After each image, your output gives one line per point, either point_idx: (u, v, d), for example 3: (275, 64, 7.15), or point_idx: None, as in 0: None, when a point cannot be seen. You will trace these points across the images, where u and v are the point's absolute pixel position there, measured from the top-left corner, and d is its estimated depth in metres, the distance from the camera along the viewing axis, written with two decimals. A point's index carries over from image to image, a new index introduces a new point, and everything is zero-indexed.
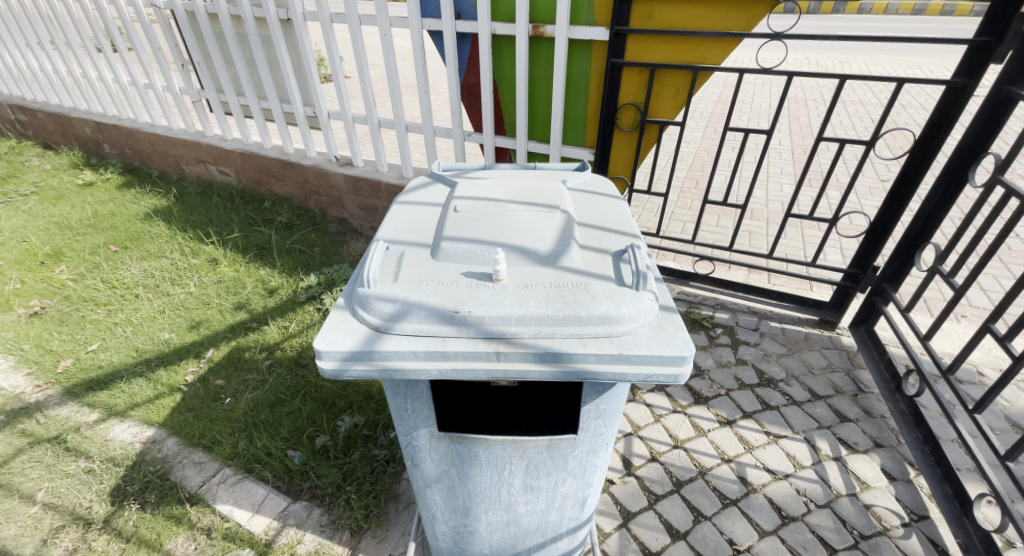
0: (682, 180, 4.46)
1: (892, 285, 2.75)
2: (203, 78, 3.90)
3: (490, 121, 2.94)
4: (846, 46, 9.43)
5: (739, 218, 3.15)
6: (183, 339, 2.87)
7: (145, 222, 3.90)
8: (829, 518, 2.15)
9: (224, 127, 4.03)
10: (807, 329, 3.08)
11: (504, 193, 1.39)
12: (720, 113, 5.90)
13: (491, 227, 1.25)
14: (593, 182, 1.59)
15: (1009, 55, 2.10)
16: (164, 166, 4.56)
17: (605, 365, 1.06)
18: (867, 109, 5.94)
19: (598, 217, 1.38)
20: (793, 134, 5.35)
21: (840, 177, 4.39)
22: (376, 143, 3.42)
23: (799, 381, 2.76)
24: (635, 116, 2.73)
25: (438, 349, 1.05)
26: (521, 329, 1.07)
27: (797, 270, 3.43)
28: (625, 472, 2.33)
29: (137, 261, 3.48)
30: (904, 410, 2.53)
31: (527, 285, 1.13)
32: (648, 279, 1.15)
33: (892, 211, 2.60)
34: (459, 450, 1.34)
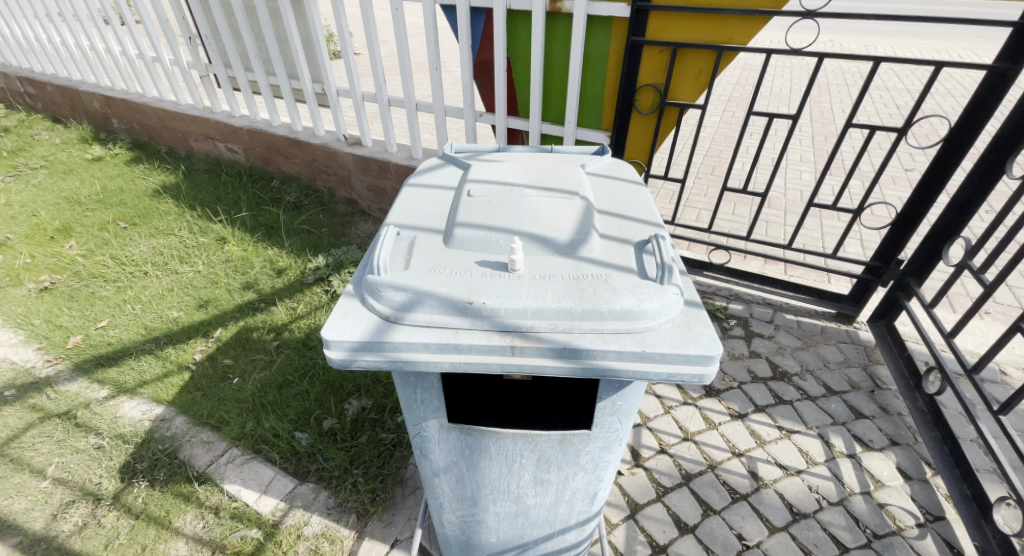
0: (699, 166, 4.35)
1: (916, 279, 2.66)
2: (210, 52, 3.82)
3: (503, 101, 2.85)
4: (873, 28, 9.09)
5: (758, 206, 3.05)
6: (191, 318, 2.86)
7: (153, 198, 3.88)
8: (841, 516, 2.12)
9: (232, 103, 3.97)
10: (824, 322, 3.01)
11: (520, 177, 1.33)
12: (739, 97, 5.73)
13: (506, 214, 1.20)
14: (613, 167, 1.52)
15: None
16: (172, 142, 4.52)
17: (626, 363, 1.01)
18: (893, 95, 5.74)
19: (620, 205, 1.31)
20: (814, 120, 5.18)
21: (864, 166, 4.25)
22: (385, 123, 3.34)
23: (814, 375, 2.71)
24: (654, 99, 2.63)
25: (451, 341, 1.01)
26: (538, 322, 1.02)
27: (815, 261, 3.35)
28: (634, 463, 2.30)
29: (146, 238, 3.47)
30: (923, 408, 2.47)
31: (545, 276, 1.08)
32: (673, 273, 1.09)
33: (921, 203, 2.50)
34: (469, 441, 1.30)
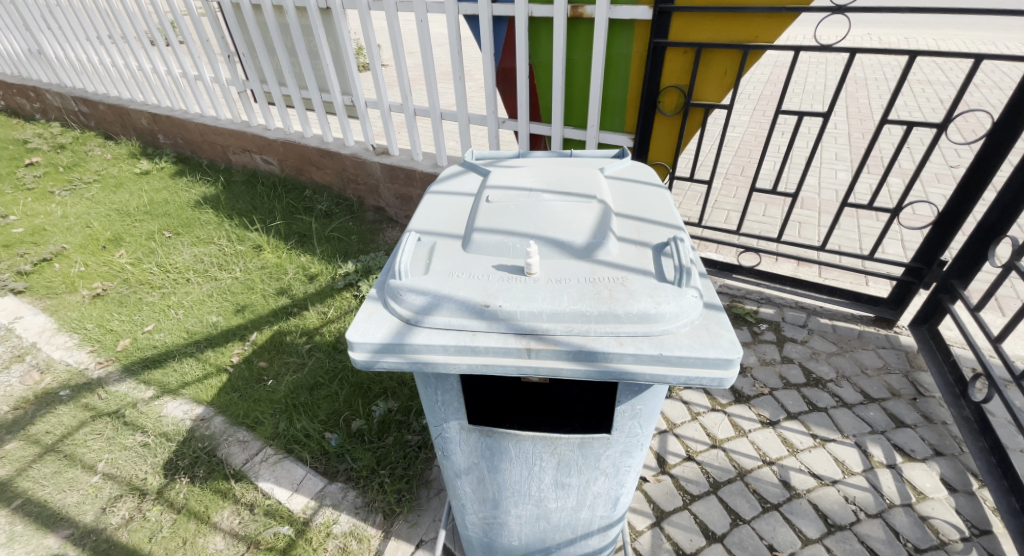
0: (727, 167, 4.26)
1: (960, 281, 2.54)
2: (248, 69, 4.00)
3: (526, 106, 2.87)
4: (911, 21, 8.74)
5: (789, 207, 2.95)
6: (229, 322, 2.99)
7: (195, 209, 4.07)
8: (879, 529, 2.03)
9: (267, 117, 4.14)
10: (861, 327, 2.90)
11: (538, 182, 1.35)
12: (770, 96, 5.59)
13: (524, 218, 1.21)
14: (633, 170, 1.51)
15: None
16: (213, 155, 4.74)
17: (643, 366, 1.01)
18: (935, 89, 5.49)
19: (638, 208, 1.31)
20: (850, 117, 5.01)
21: (904, 163, 4.08)
22: (412, 131, 3.42)
23: (850, 382, 2.61)
24: (678, 100, 2.61)
25: (469, 344, 1.03)
26: (554, 325, 1.03)
27: (851, 263, 3.23)
28: (659, 470, 2.27)
29: (188, 247, 3.65)
30: (969, 417, 2.36)
31: (562, 279, 1.09)
32: (691, 275, 1.09)
33: (964, 201, 2.40)
34: (489, 443, 1.32)
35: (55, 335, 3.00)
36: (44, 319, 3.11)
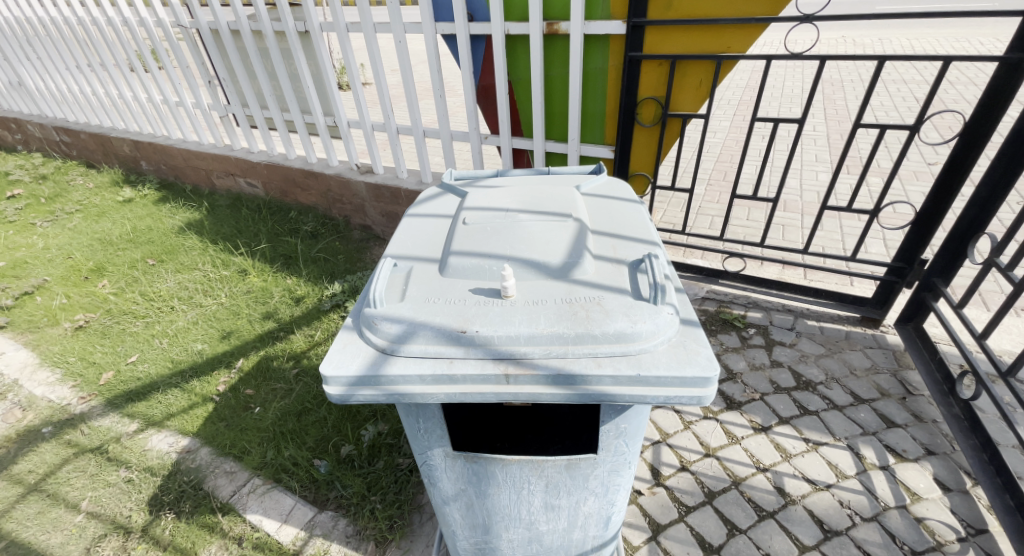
0: (710, 173, 4.31)
1: (942, 279, 2.56)
2: (229, 93, 3.98)
3: (507, 122, 2.88)
4: (882, 23, 8.98)
5: (771, 211, 2.96)
6: (215, 349, 2.94)
7: (179, 235, 4.03)
8: (876, 533, 2.02)
9: (250, 140, 4.13)
10: (848, 327, 2.92)
11: (514, 202, 1.35)
12: (748, 101, 5.69)
13: (499, 240, 1.21)
14: (609, 185, 1.52)
15: None
16: (196, 180, 4.72)
17: (622, 387, 1.00)
18: (909, 88, 5.61)
19: (614, 224, 1.31)
20: (827, 119, 5.09)
21: (881, 163, 4.15)
22: (395, 150, 3.41)
23: (840, 383, 2.62)
24: (655, 111, 2.63)
25: (445, 372, 1.01)
26: (531, 349, 1.02)
27: (835, 265, 3.25)
28: (654, 482, 2.25)
29: (172, 274, 3.60)
30: (960, 414, 2.37)
31: (538, 301, 1.08)
32: (666, 292, 1.08)
33: (940, 200, 2.43)
34: (476, 469, 1.30)
35: (36, 371, 2.94)
36: (25, 354, 3.05)
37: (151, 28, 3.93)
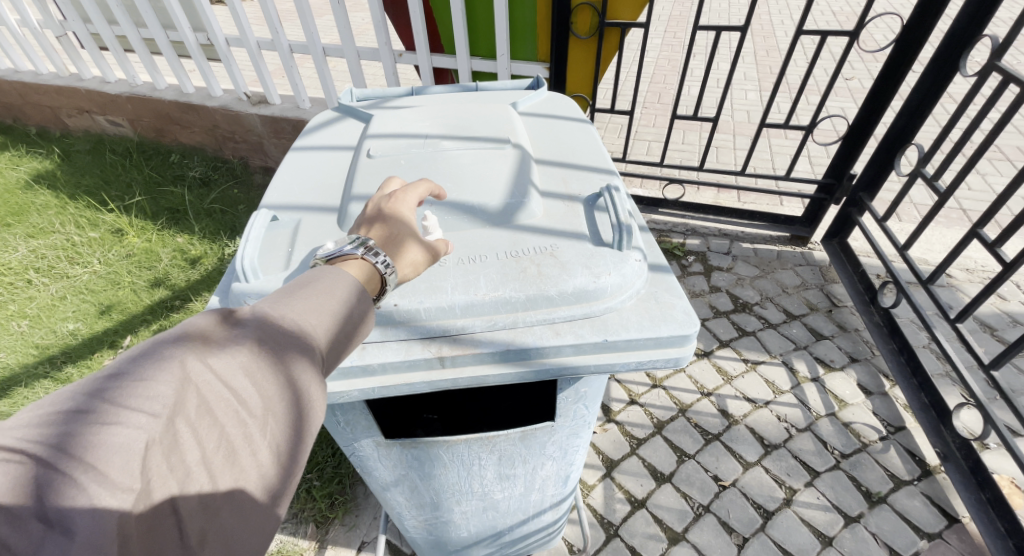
0: (644, 94, 4.11)
1: (868, 193, 2.57)
2: (61, 5, 3.12)
3: (423, 36, 2.46)
4: None
5: (711, 132, 2.81)
6: (92, 328, 2.47)
7: (27, 191, 3.28)
8: (810, 442, 2.12)
9: (104, 67, 3.33)
10: (779, 247, 2.96)
11: (435, 127, 1.06)
12: (678, 17, 5.45)
13: (417, 178, 0.93)
14: (550, 103, 1.25)
15: None
16: (43, 121, 3.85)
17: (586, 357, 0.81)
18: (828, 3, 5.63)
19: (562, 151, 1.07)
20: (754, 35, 4.99)
21: (807, 79, 4.14)
22: (291, 74, 2.86)
23: (773, 302, 2.67)
24: (592, 20, 2.31)
25: (357, 362, 0.77)
26: (470, 321, 0.80)
27: (767, 185, 3.25)
28: (605, 419, 2.21)
29: (23, 240, 2.95)
30: (879, 321, 2.46)
31: (475, 258, 0.84)
32: (632, 234, 0.88)
33: (871, 114, 2.33)
34: (415, 454, 1.10)
35: None
36: None
37: None
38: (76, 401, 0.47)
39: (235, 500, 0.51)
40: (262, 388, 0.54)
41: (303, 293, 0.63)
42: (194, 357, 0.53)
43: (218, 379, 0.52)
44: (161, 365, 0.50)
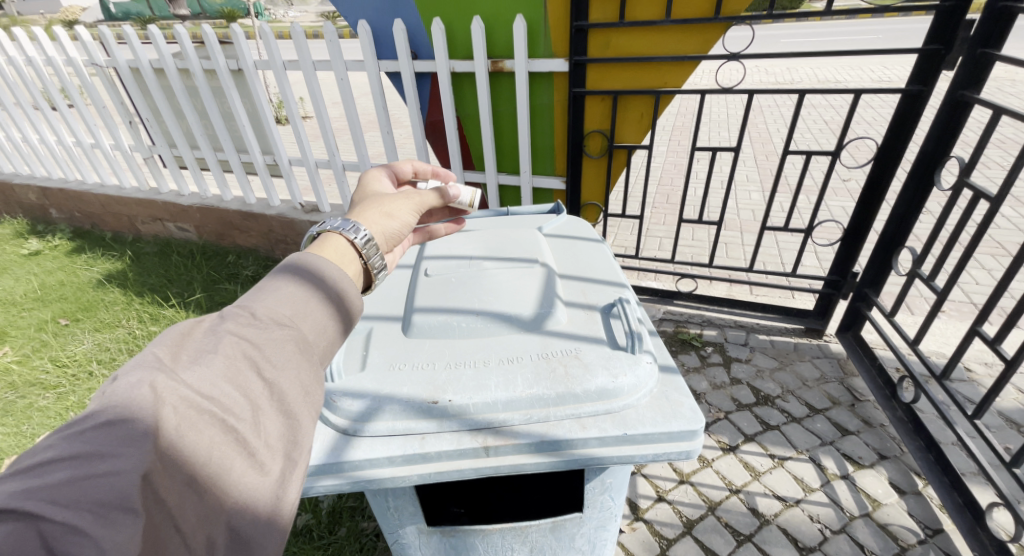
0: (654, 196, 4.46)
1: (873, 289, 2.70)
2: (153, 134, 3.68)
3: (457, 156, 2.82)
4: (790, 52, 9.85)
5: (717, 233, 3.03)
6: None
7: (98, 289, 3.64)
8: (846, 545, 2.06)
9: (180, 183, 3.84)
10: (795, 339, 3.04)
11: (477, 248, 1.28)
12: (682, 128, 6.01)
13: (464, 292, 1.13)
14: (570, 224, 1.48)
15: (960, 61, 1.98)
16: (119, 227, 4.35)
17: (609, 448, 0.93)
18: (820, 114, 6.18)
19: (581, 266, 1.27)
20: (753, 142, 5.45)
21: (806, 181, 4.47)
22: (341, 187, 3.26)
23: (795, 396, 2.70)
24: (602, 143, 2.67)
25: (417, 450, 0.91)
26: (511, 415, 0.94)
27: (778, 280, 3.41)
28: (633, 517, 2.20)
29: (90, 334, 3.23)
30: (903, 417, 2.48)
31: (513, 360, 1.00)
32: (643, 340, 1.04)
33: (864, 218, 2.52)
34: (453, 542, 1.19)
35: None
36: None
37: (60, 64, 3.60)
38: (53, 448, 0.55)
39: (275, 437, 0.69)
40: (252, 353, 0.70)
41: (254, 303, 0.76)
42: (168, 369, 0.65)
43: (209, 367, 0.67)
44: (137, 383, 0.61)
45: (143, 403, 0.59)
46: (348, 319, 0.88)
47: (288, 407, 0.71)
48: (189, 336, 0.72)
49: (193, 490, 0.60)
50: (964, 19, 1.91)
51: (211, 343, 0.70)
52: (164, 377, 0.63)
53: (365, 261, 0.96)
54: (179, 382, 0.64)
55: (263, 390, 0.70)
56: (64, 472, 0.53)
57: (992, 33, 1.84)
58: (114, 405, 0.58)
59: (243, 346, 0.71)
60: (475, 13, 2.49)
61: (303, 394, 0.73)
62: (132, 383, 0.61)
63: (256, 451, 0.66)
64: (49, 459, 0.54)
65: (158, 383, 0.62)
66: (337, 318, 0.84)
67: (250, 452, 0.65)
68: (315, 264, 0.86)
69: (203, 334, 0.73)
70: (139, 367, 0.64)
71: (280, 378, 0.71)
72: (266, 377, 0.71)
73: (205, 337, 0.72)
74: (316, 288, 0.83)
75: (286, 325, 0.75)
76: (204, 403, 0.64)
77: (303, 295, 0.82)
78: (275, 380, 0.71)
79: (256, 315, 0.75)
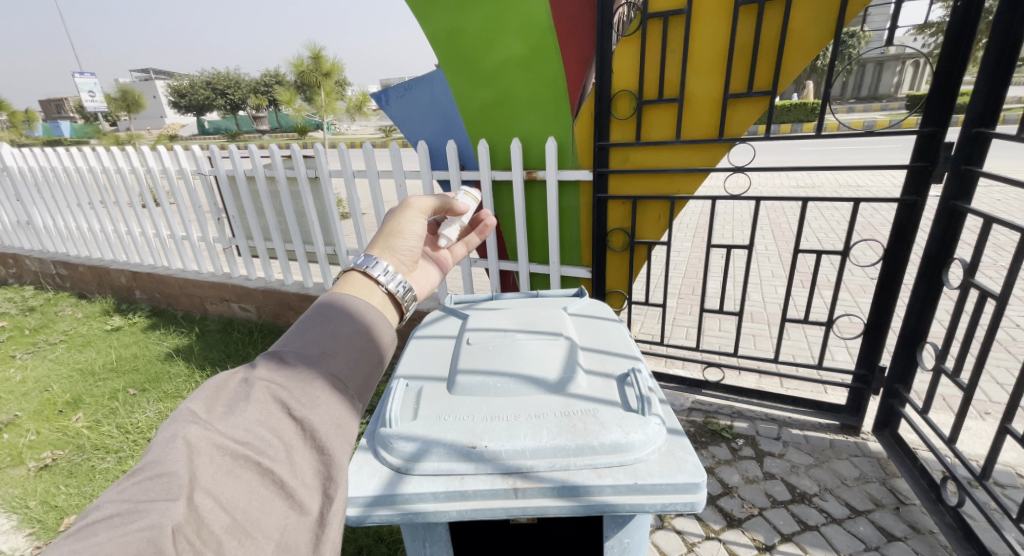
0: (679, 288, 4.65)
1: (903, 385, 2.72)
2: (235, 228, 4.26)
3: (495, 248, 3.17)
4: (808, 155, 10.39)
5: (739, 324, 3.17)
6: None
7: (165, 362, 4.01)
8: None
9: (250, 269, 4.34)
10: (830, 435, 2.98)
11: (511, 323, 1.50)
12: (704, 226, 6.34)
13: (500, 358, 1.33)
14: (591, 307, 1.70)
15: (947, 175, 2.23)
16: (189, 307, 4.84)
17: (622, 497, 1.06)
18: (840, 214, 6.43)
19: (600, 342, 1.46)
20: (776, 239, 5.68)
21: (830, 277, 4.60)
22: None
23: (834, 495, 2.59)
24: (624, 239, 2.95)
25: (458, 488, 1.07)
26: (537, 462, 1.09)
27: (808, 373, 3.43)
28: None
29: (154, 403, 3.52)
30: (952, 523, 2.35)
31: (540, 415, 1.17)
32: (652, 403, 1.20)
33: (882, 313, 2.65)
34: None
35: None
36: None
37: (170, 172, 4.31)
38: (103, 507, 0.65)
39: (305, 472, 0.77)
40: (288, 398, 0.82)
41: (291, 344, 0.90)
42: (204, 421, 0.76)
43: (241, 415, 0.77)
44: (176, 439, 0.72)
45: (178, 458, 0.70)
46: (379, 349, 0.97)
47: (320, 442, 0.80)
48: (224, 388, 0.83)
49: (233, 535, 0.68)
50: (944, 141, 2.20)
51: (243, 393, 0.82)
52: (198, 428, 0.74)
53: (384, 287, 1.09)
54: (211, 432, 0.74)
55: (296, 429, 0.80)
56: (106, 530, 0.62)
57: (973, 153, 2.11)
58: (155, 463, 0.69)
59: (273, 390, 0.83)
60: (514, 135, 2.96)
61: (334, 428, 0.82)
62: (169, 439, 0.72)
63: (292, 489, 0.74)
64: (97, 516, 0.64)
65: (192, 436, 0.73)
66: (369, 352, 0.95)
67: (288, 491, 0.74)
68: (342, 303, 0.99)
69: (237, 385, 0.84)
70: (177, 423, 0.75)
71: (310, 414, 0.82)
72: (297, 416, 0.81)
73: (239, 390, 0.82)
74: (343, 327, 0.94)
75: (314, 365, 0.87)
76: (236, 448, 0.74)
77: (330, 333, 0.93)
78: (305, 417, 0.81)
79: (286, 360, 0.87)
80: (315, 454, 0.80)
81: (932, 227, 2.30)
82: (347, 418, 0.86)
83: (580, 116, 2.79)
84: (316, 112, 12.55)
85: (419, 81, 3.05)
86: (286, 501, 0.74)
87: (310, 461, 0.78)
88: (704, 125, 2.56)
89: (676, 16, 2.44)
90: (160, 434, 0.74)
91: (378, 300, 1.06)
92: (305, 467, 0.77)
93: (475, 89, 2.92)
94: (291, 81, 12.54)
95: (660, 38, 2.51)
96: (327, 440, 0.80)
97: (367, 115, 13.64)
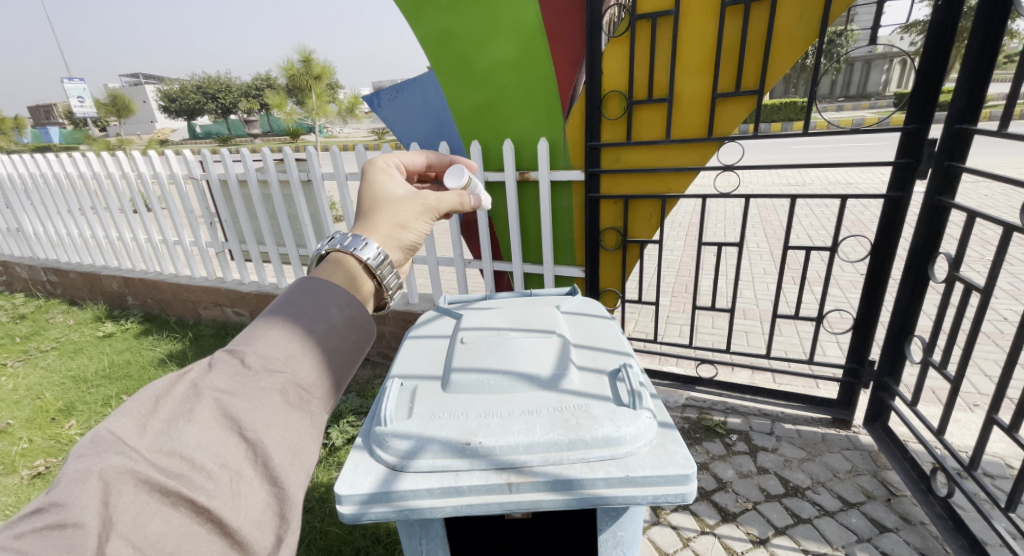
0: (672, 286, 4.70)
1: (892, 378, 2.76)
2: (228, 232, 4.25)
3: (488, 249, 3.19)
4: (798, 153, 10.51)
5: (732, 320, 3.18)
6: None
7: (158, 368, 3.98)
8: None
9: (243, 272, 4.33)
10: (822, 430, 3.01)
11: (505, 322, 1.52)
12: (696, 224, 6.40)
13: (493, 355, 1.35)
14: (584, 304, 1.71)
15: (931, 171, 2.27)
16: (182, 312, 4.81)
17: (615, 489, 1.09)
18: (830, 212, 6.51)
19: (593, 339, 1.48)
20: (767, 236, 5.75)
21: (821, 274, 4.66)
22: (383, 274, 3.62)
23: (826, 488, 2.62)
24: (616, 238, 2.98)
25: (453, 484, 1.08)
26: (530, 457, 1.11)
27: (800, 368, 3.47)
28: None
29: None
30: (942, 514, 2.39)
31: (533, 411, 1.19)
32: (643, 398, 1.22)
33: (871, 307, 2.69)
34: None
35: None
36: None
37: (161, 176, 4.29)
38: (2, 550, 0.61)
39: (252, 502, 0.73)
40: (238, 417, 0.75)
41: (257, 342, 0.83)
42: (135, 447, 0.70)
43: (180, 439, 0.72)
44: (94, 471, 0.66)
45: (90, 502, 0.65)
46: (358, 345, 0.89)
47: (272, 471, 0.74)
48: (170, 396, 0.78)
49: None
50: (927, 137, 2.24)
51: (189, 406, 0.76)
52: (119, 459, 0.68)
53: (377, 280, 0.98)
54: (139, 461, 0.69)
55: (245, 452, 0.74)
56: None
57: (955, 148, 2.16)
58: (63, 505, 0.64)
59: (222, 403, 0.76)
60: (506, 136, 2.98)
61: (289, 455, 0.76)
62: (84, 473, 0.66)
63: (232, 529, 0.70)
64: None
65: (112, 471, 0.67)
66: (344, 353, 0.86)
67: (227, 531, 0.70)
68: (320, 293, 0.89)
69: (186, 391, 0.78)
70: (103, 447, 0.69)
71: (261, 437, 0.75)
72: (247, 437, 0.75)
73: (186, 403, 0.76)
74: (318, 323, 0.85)
75: (274, 374, 0.79)
76: (167, 483, 0.69)
77: (302, 331, 0.84)
78: (257, 441, 0.75)
79: (246, 363, 0.80)
80: (265, 484, 0.74)
81: (917, 223, 2.34)
82: (307, 440, 0.80)
83: (572, 117, 2.83)
84: (309, 116, 12.56)
85: (411, 83, 3.06)
86: (225, 540, 0.71)
87: (257, 495, 0.73)
88: (693, 124, 2.59)
89: (664, 17, 2.47)
90: (77, 456, 0.68)
91: (367, 291, 0.97)
92: (251, 502, 0.72)
93: (465, 91, 2.94)
94: (283, 85, 12.54)
95: (648, 40, 2.54)
96: (278, 472, 0.75)
97: (360, 117, 13.66)
